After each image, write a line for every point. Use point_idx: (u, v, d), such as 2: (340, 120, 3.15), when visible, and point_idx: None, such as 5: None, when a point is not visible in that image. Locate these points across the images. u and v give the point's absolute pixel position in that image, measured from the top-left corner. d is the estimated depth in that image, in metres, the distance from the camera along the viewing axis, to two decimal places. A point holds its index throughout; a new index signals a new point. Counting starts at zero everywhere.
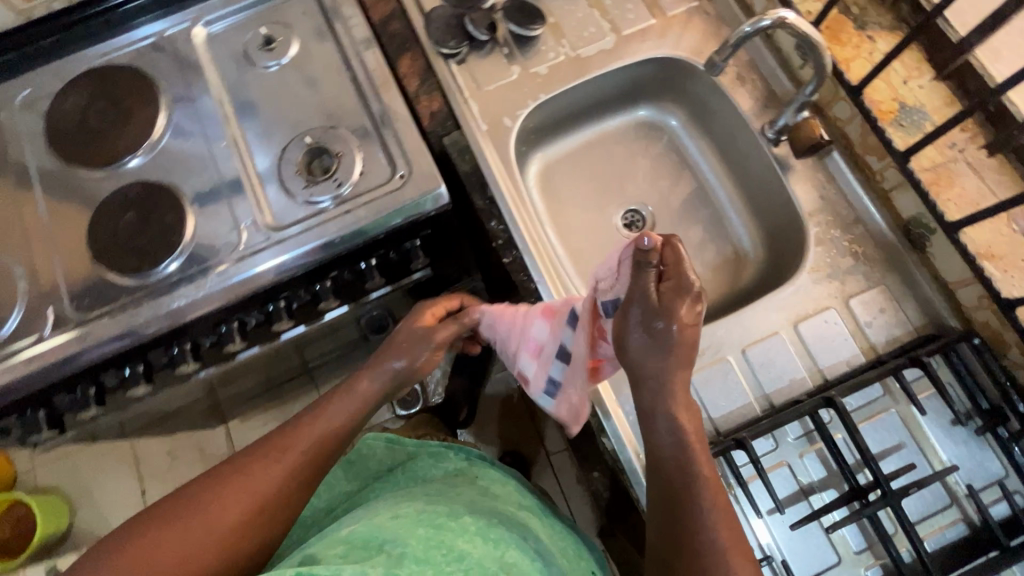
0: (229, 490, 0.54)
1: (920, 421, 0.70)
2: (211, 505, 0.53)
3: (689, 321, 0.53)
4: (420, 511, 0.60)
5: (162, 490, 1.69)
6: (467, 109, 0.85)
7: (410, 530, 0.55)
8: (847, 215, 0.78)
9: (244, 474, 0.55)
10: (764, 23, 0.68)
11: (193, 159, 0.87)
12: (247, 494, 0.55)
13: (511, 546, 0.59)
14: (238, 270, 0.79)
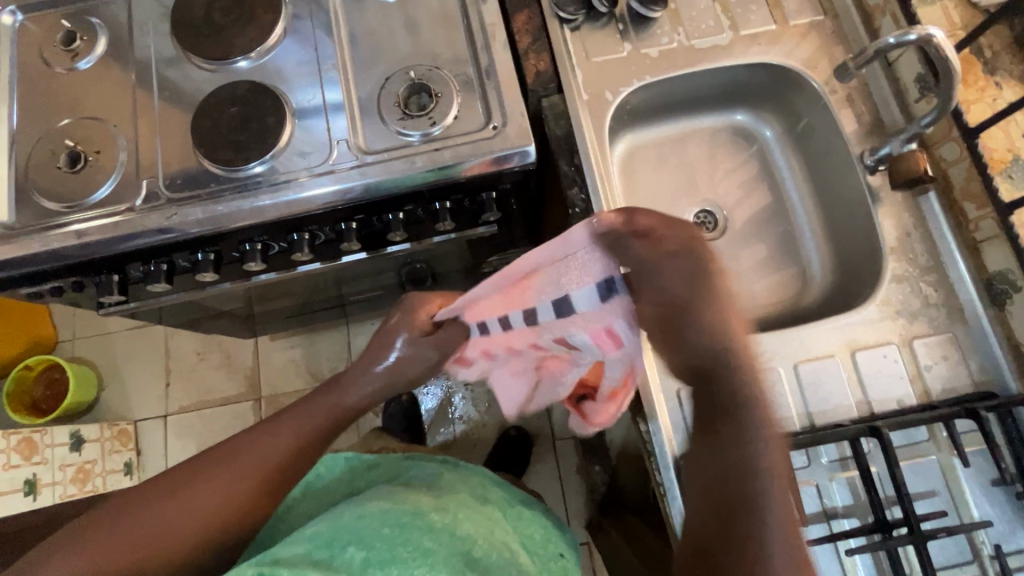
0: (249, 458, 0.62)
1: (960, 474, 0.69)
2: (206, 476, 0.60)
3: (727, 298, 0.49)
4: (392, 504, 0.61)
5: (183, 387, 1.76)
6: (572, 75, 0.86)
7: (375, 527, 0.56)
8: (929, 257, 0.77)
9: (255, 446, 0.62)
10: (909, 38, 0.64)
11: (299, 72, 0.90)
12: (194, 512, 0.58)
13: (478, 538, 0.61)
14: (295, 189, 0.82)
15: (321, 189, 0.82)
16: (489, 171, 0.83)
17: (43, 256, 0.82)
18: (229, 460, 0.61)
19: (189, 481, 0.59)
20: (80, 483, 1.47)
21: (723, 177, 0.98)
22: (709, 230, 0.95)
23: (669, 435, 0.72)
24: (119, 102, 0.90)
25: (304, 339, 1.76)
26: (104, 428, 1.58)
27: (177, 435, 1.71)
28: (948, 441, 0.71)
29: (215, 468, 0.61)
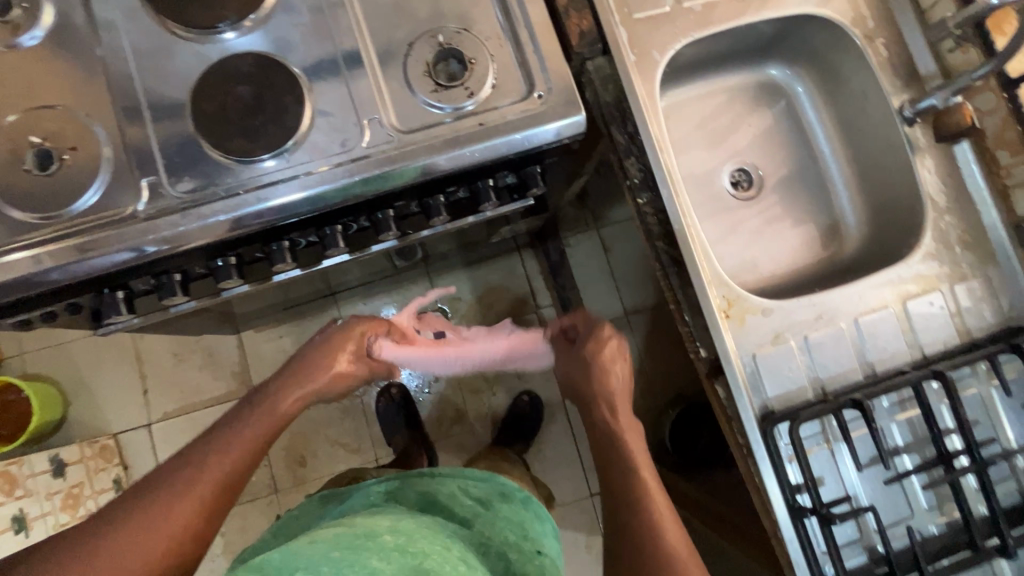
0: (197, 482, 0.63)
1: (999, 402, 0.77)
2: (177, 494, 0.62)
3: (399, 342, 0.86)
4: (341, 531, 0.59)
5: (163, 391, 1.62)
6: (616, 34, 0.80)
7: (322, 551, 0.53)
8: (966, 204, 0.81)
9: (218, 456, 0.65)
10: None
11: (307, 41, 0.78)
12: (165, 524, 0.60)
13: (432, 554, 0.58)
14: (256, 200, 0.72)
15: (289, 197, 0.72)
16: (534, 146, 0.78)
17: (33, 280, 0.70)
18: (177, 494, 0.62)
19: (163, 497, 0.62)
20: (72, 509, 1.34)
21: (755, 135, 0.99)
22: (745, 188, 0.98)
23: (750, 399, 0.74)
24: (90, 85, 0.75)
25: (293, 327, 1.65)
26: (84, 447, 1.45)
27: (167, 443, 1.60)
28: (988, 374, 0.77)
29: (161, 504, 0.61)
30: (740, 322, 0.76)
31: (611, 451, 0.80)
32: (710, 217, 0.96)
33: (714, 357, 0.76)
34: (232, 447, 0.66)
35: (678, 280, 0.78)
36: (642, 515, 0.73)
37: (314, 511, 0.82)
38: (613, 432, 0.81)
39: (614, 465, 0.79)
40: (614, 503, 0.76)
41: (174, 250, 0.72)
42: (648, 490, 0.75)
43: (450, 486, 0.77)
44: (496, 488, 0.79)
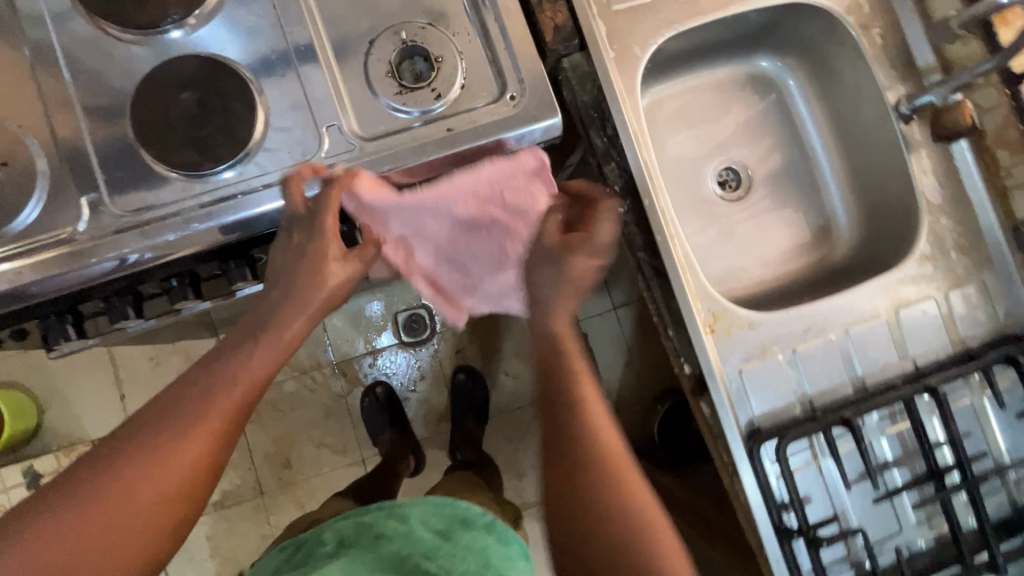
0: (190, 421, 0.51)
1: (992, 413, 0.74)
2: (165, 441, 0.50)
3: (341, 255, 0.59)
4: None
5: (142, 396, 1.57)
6: (594, 28, 0.74)
7: None
8: (963, 205, 0.77)
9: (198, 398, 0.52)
10: None
11: (259, 39, 0.72)
12: (142, 483, 0.48)
13: None
14: (239, 208, 0.68)
15: (269, 205, 0.67)
16: (506, 153, 0.73)
17: None
18: (161, 445, 0.50)
19: (134, 446, 0.49)
20: None
21: (744, 131, 0.94)
22: (732, 187, 0.93)
23: (735, 417, 0.71)
24: (19, 91, 0.68)
25: None
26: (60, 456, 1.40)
27: None
28: (981, 384, 0.75)
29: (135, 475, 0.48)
30: (726, 337, 0.72)
31: (553, 395, 0.60)
32: (696, 219, 0.92)
33: (699, 373, 0.73)
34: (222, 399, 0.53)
35: (662, 294, 0.74)
36: (606, 481, 0.54)
37: (271, 561, 0.81)
38: (564, 371, 0.61)
39: (562, 412, 0.58)
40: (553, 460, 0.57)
41: (124, 272, 0.67)
42: (604, 447, 0.56)
43: (409, 517, 0.78)
44: (457, 517, 0.80)
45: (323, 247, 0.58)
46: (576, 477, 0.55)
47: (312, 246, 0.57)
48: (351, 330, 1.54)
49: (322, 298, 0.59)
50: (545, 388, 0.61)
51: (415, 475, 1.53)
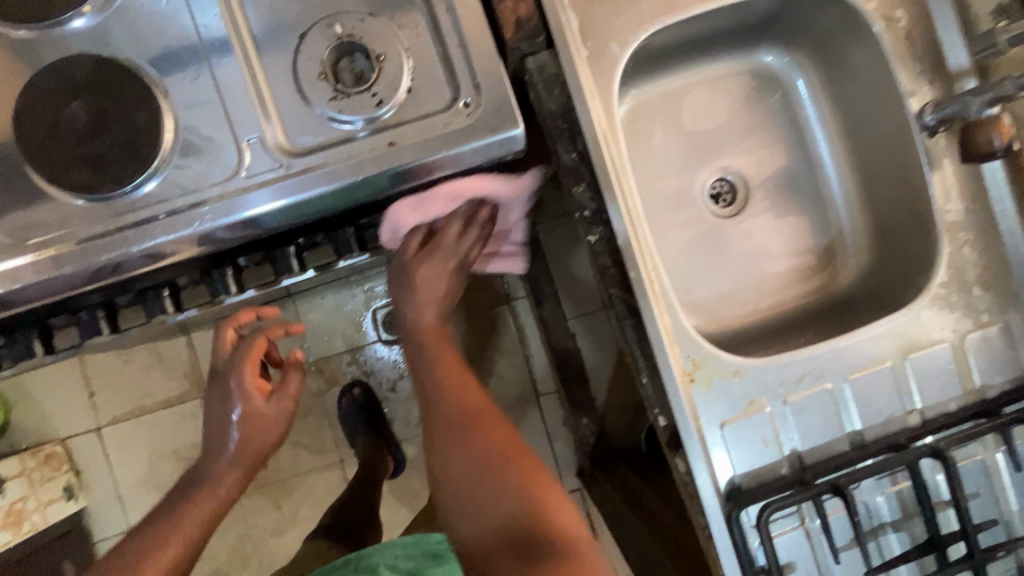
0: (202, 498, 0.68)
1: (1005, 472, 0.66)
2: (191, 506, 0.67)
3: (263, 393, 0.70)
4: None
5: (113, 400, 1.39)
6: (565, 22, 0.63)
7: None
8: (989, 233, 0.66)
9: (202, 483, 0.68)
10: None
11: (167, 32, 0.61)
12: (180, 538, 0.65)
13: None
14: (228, 211, 0.60)
15: (264, 207, 0.60)
16: (461, 167, 0.64)
17: None
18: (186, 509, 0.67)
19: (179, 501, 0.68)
20: (14, 526, 1.19)
21: (743, 137, 0.83)
22: (726, 202, 0.83)
23: (714, 476, 0.63)
24: None
25: None
26: (25, 457, 1.27)
27: (119, 452, 1.40)
28: (995, 439, 0.66)
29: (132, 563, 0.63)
30: (707, 387, 0.64)
31: (484, 479, 0.67)
32: (683, 237, 0.82)
33: (675, 426, 0.66)
34: (186, 524, 0.66)
35: (636, 336, 0.65)
36: (550, 550, 0.61)
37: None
38: (494, 455, 0.69)
39: (489, 486, 0.66)
40: (495, 534, 0.64)
41: (19, 310, 0.61)
42: (537, 512, 0.64)
43: (377, 566, 0.78)
44: (428, 548, 0.82)
45: (251, 404, 0.69)
46: (522, 552, 0.61)
47: (239, 409, 0.68)
48: (327, 328, 1.36)
49: (250, 453, 0.69)
50: (473, 471, 0.68)
51: (394, 477, 1.37)
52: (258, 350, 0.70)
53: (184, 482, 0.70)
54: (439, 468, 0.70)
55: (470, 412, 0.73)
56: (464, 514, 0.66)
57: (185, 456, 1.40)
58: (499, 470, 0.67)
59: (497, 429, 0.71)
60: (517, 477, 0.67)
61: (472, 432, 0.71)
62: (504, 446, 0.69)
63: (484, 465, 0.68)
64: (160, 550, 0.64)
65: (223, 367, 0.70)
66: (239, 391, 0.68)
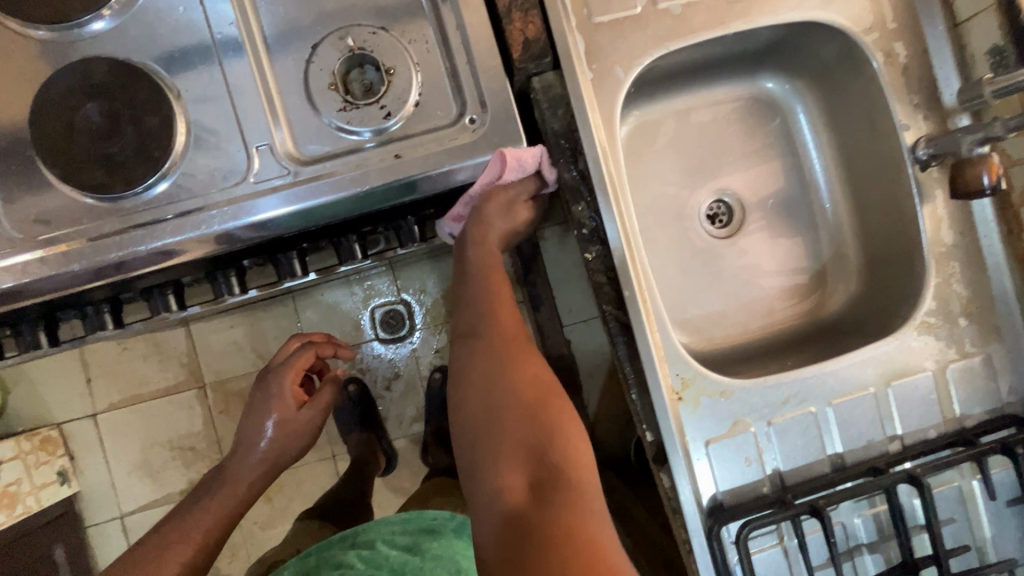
0: (228, 491, 0.78)
1: (980, 499, 0.68)
2: (217, 499, 0.77)
3: (297, 409, 0.83)
4: None
5: (109, 388, 1.41)
6: (572, 45, 0.64)
7: None
8: (976, 267, 0.68)
9: (232, 478, 0.80)
10: None
11: (183, 39, 0.62)
12: (199, 528, 0.74)
13: None
14: (236, 215, 0.61)
15: (271, 212, 0.62)
16: (461, 182, 0.65)
17: None
18: (211, 498, 0.78)
19: (203, 493, 0.79)
20: (9, 509, 1.19)
21: (742, 159, 0.85)
22: (723, 223, 0.85)
23: (697, 492, 0.65)
24: None
25: (244, 316, 1.39)
26: (21, 440, 1.27)
27: (113, 440, 1.41)
28: (971, 467, 0.68)
29: (160, 557, 0.71)
30: (694, 407, 0.66)
31: (512, 414, 0.68)
32: (679, 255, 0.84)
33: (662, 442, 0.68)
34: (208, 520, 0.75)
35: (628, 352, 0.67)
36: (569, 490, 0.62)
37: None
38: (527, 387, 0.71)
39: (522, 420, 0.68)
40: (518, 466, 0.65)
41: (28, 302, 0.63)
42: (569, 459, 0.65)
43: (375, 541, 0.83)
44: (424, 524, 0.86)
45: (286, 410, 0.82)
46: (539, 482, 0.63)
47: (277, 417, 0.82)
48: (325, 325, 1.38)
49: (277, 456, 0.82)
50: (506, 403, 0.69)
51: (385, 474, 1.38)
52: (303, 362, 0.86)
53: (203, 488, 0.80)
54: (472, 394, 0.71)
55: (507, 343, 0.75)
56: (489, 438, 0.68)
57: (179, 446, 1.41)
58: (531, 407, 0.69)
59: (539, 369, 0.72)
60: (548, 418, 0.68)
61: (505, 361, 0.73)
62: (538, 386, 0.70)
63: (516, 399, 0.69)
64: (187, 539, 0.73)
65: (269, 380, 0.85)
66: (280, 397, 0.83)
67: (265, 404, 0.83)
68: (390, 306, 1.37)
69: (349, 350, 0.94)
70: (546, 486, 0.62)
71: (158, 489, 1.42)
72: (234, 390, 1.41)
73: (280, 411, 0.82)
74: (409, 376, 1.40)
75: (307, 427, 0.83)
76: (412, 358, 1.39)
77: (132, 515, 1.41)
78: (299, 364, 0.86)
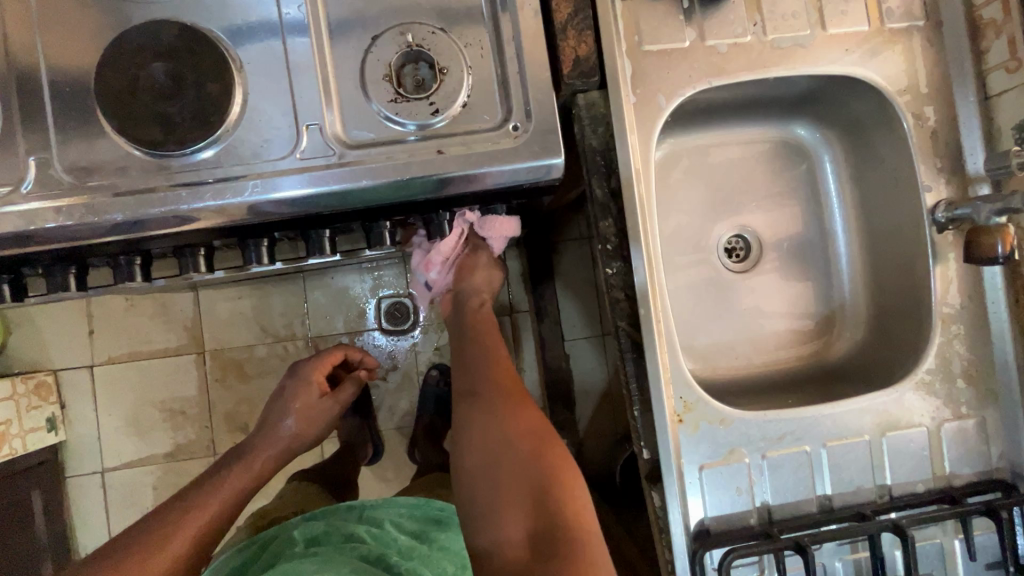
0: (250, 465, 0.77)
1: (960, 558, 0.69)
2: (238, 468, 0.76)
3: (317, 398, 0.87)
4: None
5: (111, 341, 1.42)
6: (620, 69, 0.67)
7: None
8: (980, 332, 0.70)
9: (258, 450, 0.79)
10: None
11: (252, 14, 0.65)
12: (222, 499, 0.72)
13: None
14: (266, 188, 0.63)
15: (294, 191, 0.63)
16: (493, 185, 0.67)
17: None
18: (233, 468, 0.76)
19: (223, 465, 0.78)
20: None
21: (765, 200, 0.87)
22: (739, 258, 0.87)
23: (686, 516, 0.66)
24: None
25: (252, 289, 1.40)
26: (17, 382, 1.28)
27: (106, 394, 1.42)
28: (955, 526, 0.69)
29: (179, 521, 0.68)
30: (693, 430, 0.67)
31: (513, 463, 0.71)
32: (693, 284, 0.86)
33: (657, 461, 0.69)
34: (229, 491, 0.73)
35: (635, 370, 0.69)
36: (571, 553, 0.65)
37: (233, 560, 0.79)
38: (527, 436, 0.73)
39: (524, 468, 0.71)
40: (519, 522, 0.68)
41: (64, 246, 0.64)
42: (568, 507, 0.69)
43: (381, 521, 0.84)
44: (431, 515, 0.87)
45: (310, 395, 0.86)
46: (541, 536, 0.66)
47: (300, 400, 0.85)
48: (332, 308, 1.40)
49: (296, 438, 0.83)
50: (504, 455, 0.72)
51: (370, 463, 1.38)
52: (331, 358, 0.93)
53: (220, 463, 0.78)
54: (471, 442, 0.74)
55: (508, 400, 0.77)
56: (489, 484, 0.71)
57: (170, 408, 1.42)
58: (529, 465, 0.71)
59: (532, 415, 0.76)
60: (545, 469, 0.71)
61: (507, 414, 0.75)
62: (536, 435, 0.73)
63: (516, 449, 0.72)
64: (204, 511, 0.70)
65: (299, 368, 0.89)
66: (306, 381, 0.87)
67: (290, 388, 0.86)
68: (397, 299, 1.39)
69: (371, 357, 1.03)
70: (545, 536, 0.66)
71: (143, 449, 1.42)
72: (232, 360, 1.42)
73: (304, 390, 0.86)
74: (407, 368, 1.41)
75: (325, 414, 0.86)
76: (412, 352, 1.41)
77: (114, 471, 1.42)
78: (326, 357, 0.92)
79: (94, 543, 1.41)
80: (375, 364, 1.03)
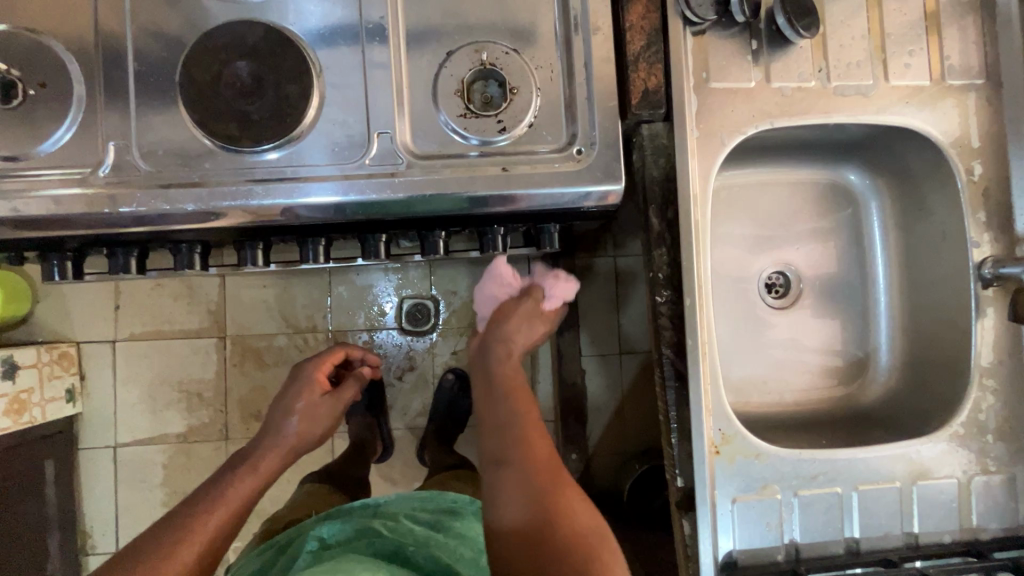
0: (259, 466, 0.78)
1: None
2: (247, 467, 0.77)
3: (314, 400, 0.88)
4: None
5: (135, 318, 1.43)
6: (687, 102, 0.69)
7: None
8: (1017, 389, 0.71)
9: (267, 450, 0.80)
10: None
11: (334, 20, 0.67)
12: (232, 500, 0.72)
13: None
14: (290, 192, 0.64)
15: (320, 197, 0.64)
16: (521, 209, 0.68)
17: None
18: (244, 466, 0.77)
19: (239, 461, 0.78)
20: (16, 414, 1.21)
21: (808, 239, 0.89)
22: (778, 294, 0.88)
23: (715, 547, 0.67)
24: (72, 6, 0.65)
25: (279, 279, 1.42)
26: (42, 350, 1.30)
27: (126, 371, 1.43)
28: None
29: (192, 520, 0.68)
30: (729, 462, 0.68)
31: (551, 545, 0.66)
32: (730, 316, 0.87)
33: (690, 490, 0.70)
34: (238, 491, 0.73)
35: (675, 398, 0.71)
36: None
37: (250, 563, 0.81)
38: (565, 513, 0.69)
39: (563, 548, 0.66)
40: None
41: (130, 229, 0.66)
42: None
43: (397, 515, 0.85)
44: (444, 505, 0.88)
45: (313, 394, 0.88)
46: None
47: (303, 400, 0.87)
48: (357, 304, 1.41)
49: (299, 437, 0.84)
50: (539, 529, 0.67)
51: (380, 461, 1.39)
52: (334, 357, 0.96)
53: (234, 461, 0.79)
54: (506, 515, 0.70)
55: (544, 473, 0.72)
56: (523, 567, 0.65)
57: (186, 390, 1.43)
58: (569, 548, 0.66)
59: (578, 503, 0.70)
60: (587, 554, 0.65)
61: (543, 491, 0.70)
62: (579, 532, 0.67)
63: (554, 526, 0.67)
64: (215, 510, 0.70)
65: (300, 371, 0.92)
66: (308, 381, 0.89)
67: (292, 394, 0.88)
68: (420, 301, 1.40)
69: (375, 357, 1.05)
70: None
71: (158, 428, 1.43)
72: (253, 347, 1.43)
73: (306, 393, 0.88)
74: (425, 370, 1.42)
75: (324, 424, 0.88)
76: (429, 354, 1.42)
77: (126, 447, 1.43)
78: (327, 359, 0.94)
79: (100, 515, 1.42)
80: (378, 361, 1.05)
